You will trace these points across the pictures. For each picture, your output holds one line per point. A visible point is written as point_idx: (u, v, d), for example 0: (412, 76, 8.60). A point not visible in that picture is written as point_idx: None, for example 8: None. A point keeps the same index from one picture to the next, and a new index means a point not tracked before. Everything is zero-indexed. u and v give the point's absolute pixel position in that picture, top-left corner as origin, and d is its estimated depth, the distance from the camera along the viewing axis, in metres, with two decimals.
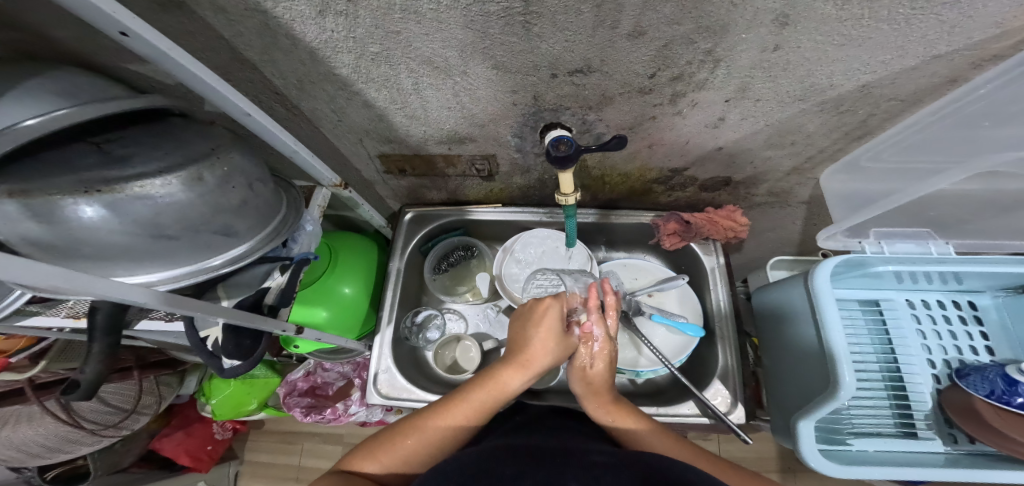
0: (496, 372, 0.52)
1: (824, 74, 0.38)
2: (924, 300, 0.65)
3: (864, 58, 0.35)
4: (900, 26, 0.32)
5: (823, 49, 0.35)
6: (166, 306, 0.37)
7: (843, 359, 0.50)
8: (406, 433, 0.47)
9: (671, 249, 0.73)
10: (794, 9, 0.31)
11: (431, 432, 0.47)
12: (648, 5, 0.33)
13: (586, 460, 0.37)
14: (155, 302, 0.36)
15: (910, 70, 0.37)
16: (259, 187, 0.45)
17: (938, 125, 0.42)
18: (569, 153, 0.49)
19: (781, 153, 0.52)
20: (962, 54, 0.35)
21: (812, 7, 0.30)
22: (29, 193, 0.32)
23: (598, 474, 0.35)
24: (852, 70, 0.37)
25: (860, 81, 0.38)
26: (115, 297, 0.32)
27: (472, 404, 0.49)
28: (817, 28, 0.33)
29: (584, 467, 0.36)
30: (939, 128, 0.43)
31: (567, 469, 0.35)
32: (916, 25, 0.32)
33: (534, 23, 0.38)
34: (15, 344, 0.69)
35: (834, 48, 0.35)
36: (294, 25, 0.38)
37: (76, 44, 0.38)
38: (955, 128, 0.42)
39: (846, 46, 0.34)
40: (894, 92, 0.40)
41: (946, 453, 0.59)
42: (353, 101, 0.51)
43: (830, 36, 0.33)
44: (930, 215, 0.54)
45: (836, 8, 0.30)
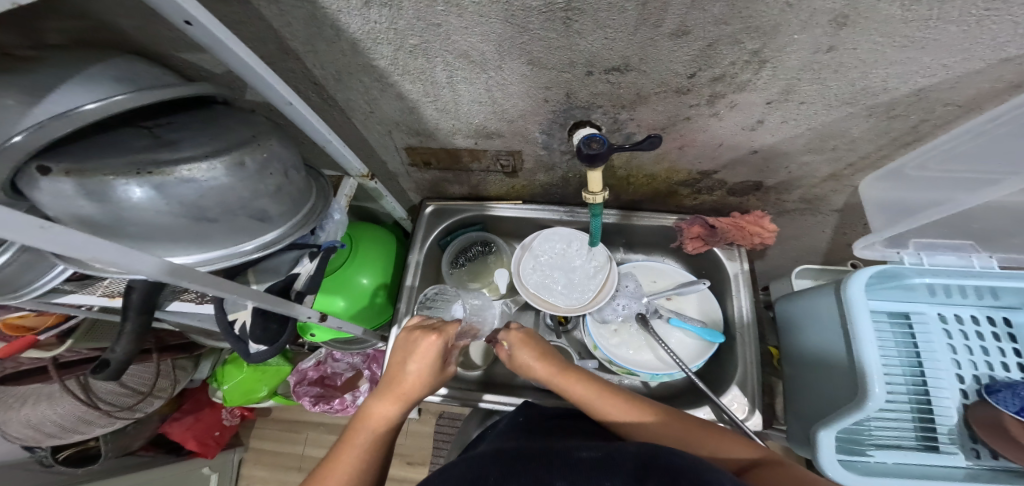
0: (367, 406, 0.52)
1: (880, 77, 0.37)
2: (956, 314, 0.64)
3: (925, 60, 0.35)
4: (969, 27, 0.31)
5: (882, 50, 0.34)
6: (168, 276, 0.33)
7: (874, 372, 0.49)
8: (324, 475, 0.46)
9: (693, 253, 0.72)
10: (856, 10, 0.30)
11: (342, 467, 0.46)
12: (697, 5, 0.33)
13: None
14: (162, 269, 0.32)
15: (972, 75, 0.36)
16: (294, 174, 0.46)
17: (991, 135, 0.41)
18: (600, 151, 0.48)
19: (820, 158, 0.51)
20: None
21: (876, 7, 0.30)
22: (85, 172, 0.32)
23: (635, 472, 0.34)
24: (910, 72, 0.36)
25: (917, 85, 0.38)
26: (127, 265, 0.29)
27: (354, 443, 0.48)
28: (879, 29, 0.32)
29: None
30: (993, 138, 0.42)
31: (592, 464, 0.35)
32: (987, 26, 0.31)
33: (575, 19, 0.37)
34: (45, 321, 0.69)
35: (894, 50, 0.34)
36: (340, 16, 0.39)
37: (136, 33, 0.39)
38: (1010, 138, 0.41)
39: (906, 48, 0.34)
40: (951, 96, 0.39)
41: (968, 468, 0.59)
42: (387, 93, 0.52)
43: (890, 37, 0.33)
44: (970, 227, 0.53)
45: (903, 8, 0.30)
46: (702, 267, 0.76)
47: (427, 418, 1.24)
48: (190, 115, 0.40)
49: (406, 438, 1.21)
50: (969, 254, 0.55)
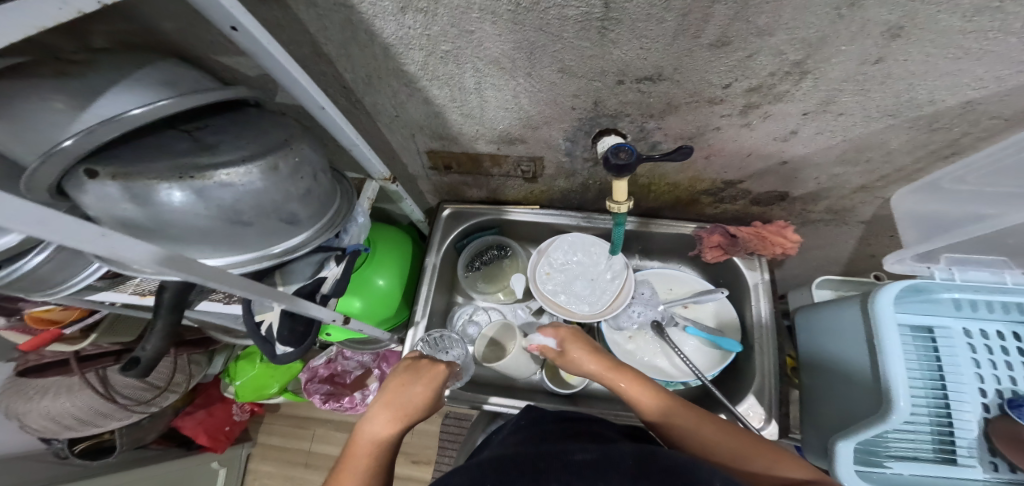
0: (360, 428, 0.52)
1: (926, 89, 0.37)
2: (982, 329, 0.62)
3: (977, 73, 0.34)
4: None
5: (933, 62, 0.34)
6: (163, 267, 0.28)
7: (899, 385, 0.49)
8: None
9: (712, 261, 0.72)
10: (910, 22, 0.30)
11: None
12: (741, 16, 0.33)
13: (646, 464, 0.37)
14: (161, 260, 0.28)
15: (1023, 88, 0.35)
16: (322, 177, 0.46)
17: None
18: (629, 161, 0.48)
19: (852, 170, 0.51)
20: None
21: (932, 19, 0.29)
22: (129, 176, 0.33)
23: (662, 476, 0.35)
24: (958, 85, 0.36)
25: (964, 97, 0.37)
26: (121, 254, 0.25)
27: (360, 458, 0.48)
28: (931, 41, 0.32)
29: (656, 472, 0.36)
30: None
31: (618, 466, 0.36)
32: None
33: (611, 29, 0.37)
34: (71, 314, 0.69)
35: (946, 62, 0.33)
36: (376, 20, 0.39)
37: (178, 37, 0.39)
38: None
39: (960, 59, 0.33)
40: (999, 109, 0.38)
41: (985, 480, 0.59)
42: (415, 97, 0.52)
43: (942, 49, 0.32)
44: (1003, 243, 0.52)
45: (962, 19, 0.29)
46: (720, 275, 0.76)
47: (435, 418, 1.24)
48: (227, 118, 0.40)
49: (414, 437, 1.22)
50: (1001, 270, 0.54)
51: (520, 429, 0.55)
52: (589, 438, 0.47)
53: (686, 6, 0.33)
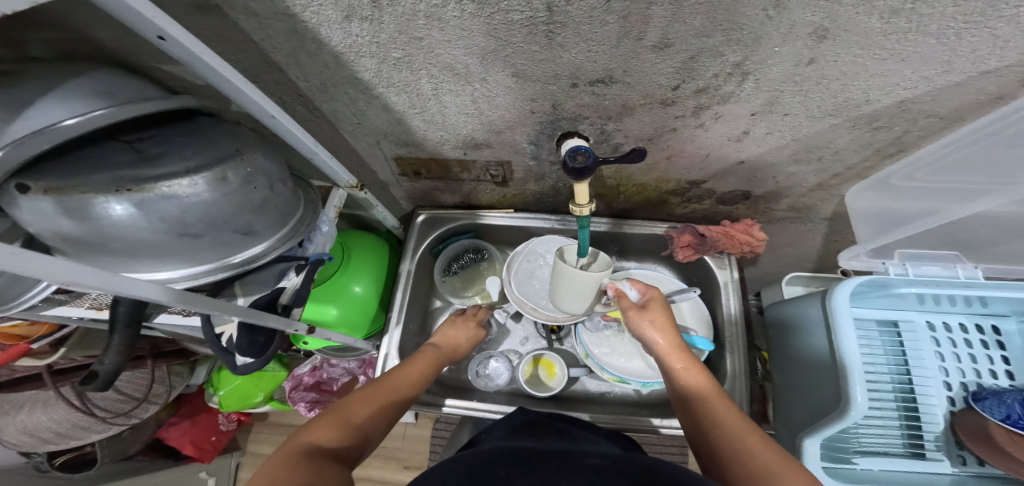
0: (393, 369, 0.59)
1: (860, 89, 0.37)
2: (946, 322, 0.63)
3: (905, 73, 0.34)
4: (947, 40, 0.30)
5: (863, 63, 0.34)
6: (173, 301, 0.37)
7: (859, 382, 0.49)
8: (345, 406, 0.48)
9: (683, 261, 0.72)
10: (834, 23, 0.30)
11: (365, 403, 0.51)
12: (678, 17, 0.33)
13: (604, 465, 0.37)
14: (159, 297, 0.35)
15: (954, 86, 0.35)
16: (280, 187, 0.46)
17: (983, 145, 0.41)
18: (587, 164, 0.48)
19: (806, 169, 0.51)
20: (1011, 71, 0.33)
21: (856, 20, 0.30)
22: (63, 190, 0.32)
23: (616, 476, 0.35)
24: (890, 85, 0.36)
25: (898, 97, 0.37)
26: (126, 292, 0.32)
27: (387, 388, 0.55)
28: (858, 43, 0.32)
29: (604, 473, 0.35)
30: (978, 149, 0.42)
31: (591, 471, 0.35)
32: (966, 39, 0.30)
33: (558, 32, 0.37)
34: (38, 330, 0.69)
35: (874, 62, 0.34)
36: (321, 29, 0.39)
37: (115, 44, 0.39)
38: (995, 148, 0.41)
39: (886, 60, 0.33)
40: (934, 108, 0.38)
41: (954, 475, 0.60)
42: (373, 104, 0.51)
43: (871, 50, 0.32)
44: (957, 238, 0.53)
45: (882, 20, 0.29)
46: (694, 275, 0.76)
47: (425, 422, 1.24)
48: (173, 127, 0.40)
49: (404, 441, 1.21)
50: (954, 265, 0.55)
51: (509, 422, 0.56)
52: (560, 439, 0.47)
53: (625, 9, 0.33)
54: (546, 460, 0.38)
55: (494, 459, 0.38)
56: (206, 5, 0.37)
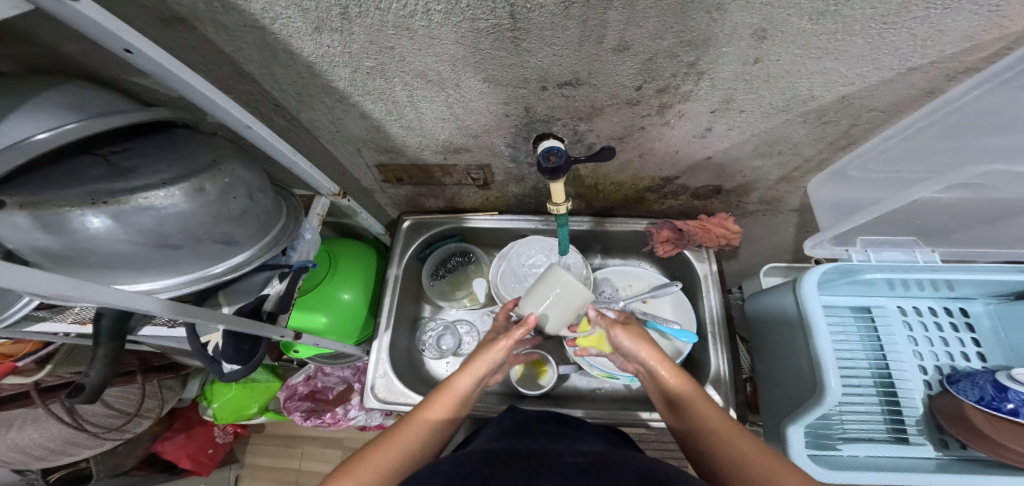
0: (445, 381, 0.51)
1: (805, 86, 0.39)
2: (915, 307, 0.66)
3: (841, 71, 0.36)
4: (873, 40, 0.32)
5: (803, 62, 0.36)
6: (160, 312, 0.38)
7: (830, 367, 0.50)
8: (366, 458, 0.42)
9: (665, 256, 0.73)
10: (771, 24, 0.32)
11: (393, 449, 0.43)
12: (632, 21, 0.35)
13: (574, 460, 0.38)
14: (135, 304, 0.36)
15: (888, 82, 0.37)
16: (260, 196, 0.47)
17: (923, 134, 0.43)
18: (560, 164, 0.50)
19: (769, 162, 0.53)
20: (936, 67, 0.35)
21: (788, 21, 0.31)
22: (38, 204, 0.33)
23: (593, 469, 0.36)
24: (830, 82, 0.38)
25: (840, 93, 0.39)
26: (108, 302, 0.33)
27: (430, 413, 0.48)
28: (795, 43, 0.33)
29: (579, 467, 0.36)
30: (922, 137, 0.43)
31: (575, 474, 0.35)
32: (889, 39, 0.32)
33: (523, 38, 0.39)
34: (23, 348, 0.70)
35: (812, 61, 0.35)
36: (292, 41, 0.40)
37: (85, 56, 0.41)
38: (938, 137, 0.43)
39: (822, 59, 0.35)
40: (874, 103, 0.40)
41: (938, 459, 0.60)
42: (351, 112, 0.53)
43: (807, 49, 0.34)
44: (916, 223, 0.55)
45: (811, 22, 0.31)
46: (675, 269, 0.77)
47: None
48: (147, 139, 0.41)
49: None
50: (913, 250, 0.57)
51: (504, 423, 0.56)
52: (543, 437, 0.48)
53: (582, 14, 0.35)
54: (531, 460, 0.38)
55: (478, 458, 0.39)
56: (173, 17, 0.38)
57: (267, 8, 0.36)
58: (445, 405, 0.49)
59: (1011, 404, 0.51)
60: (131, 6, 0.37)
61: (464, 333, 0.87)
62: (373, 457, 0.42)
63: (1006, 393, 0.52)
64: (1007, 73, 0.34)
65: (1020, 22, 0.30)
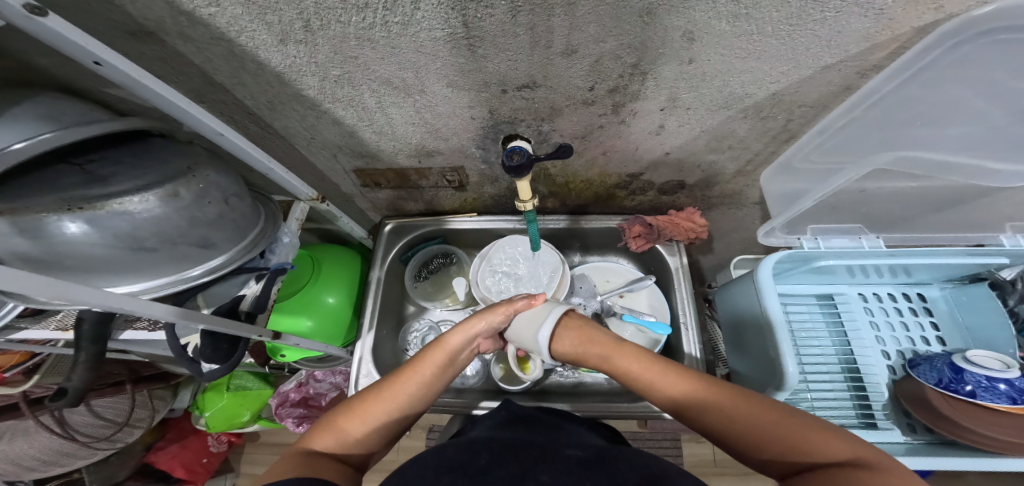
0: (440, 340, 0.52)
1: (738, 84, 0.42)
2: (876, 293, 0.68)
3: (766, 69, 0.39)
4: (785, 41, 0.35)
5: (731, 62, 0.38)
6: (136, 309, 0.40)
7: (787, 351, 0.52)
8: (344, 420, 0.45)
9: (639, 251, 0.76)
10: (696, 27, 0.35)
11: (373, 411, 0.46)
12: (575, 26, 0.37)
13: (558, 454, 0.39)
14: (106, 302, 0.36)
15: (809, 79, 0.40)
16: (235, 201, 0.49)
17: (852, 128, 0.45)
18: (522, 162, 0.52)
19: (723, 157, 0.55)
20: (848, 65, 0.38)
21: (710, 24, 0.34)
22: (16, 211, 0.35)
23: (564, 465, 0.37)
24: (759, 80, 0.41)
25: (769, 90, 0.42)
26: (79, 299, 0.34)
27: (423, 371, 0.49)
28: (720, 43, 0.36)
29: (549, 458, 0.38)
30: (850, 131, 0.46)
31: (537, 463, 0.37)
32: (799, 40, 0.35)
33: (478, 45, 0.40)
34: (8, 360, 0.73)
35: (739, 60, 0.38)
36: (259, 52, 0.42)
37: (60, 69, 0.44)
38: (865, 129, 0.45)
39: (748, 59, 0.38)
40: (802, 99, 0.43)
41: (907, 443, 0.60)
42: (323, 119, 0.55)
43: (731, 50, 0.37)
44: (863, 211, 0.57)
45: (729, 24, 0.34)
46: (650, 264, 0.79)
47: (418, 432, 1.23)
48: (123, 148, 0.43)
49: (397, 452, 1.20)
50: (859, 236, 0.60)
51: (485, 418, 0.56)
52: (514, 427, 0.49)
53: (529, 21, 0.37)
54: (500, 451, 0.40)
55: (452, 448, 0.40)
56: (142, 32, 0.41)
57: (233, 22, 0.38)
58: (438, 364, 0.50)
59: (968, 385, 0.52)
60: (102, 22, 0.40)
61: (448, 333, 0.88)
62: (348, 422, 0.45)
63: (962, 375, 0.52)
64: (920, 64, 0.36)
65: (909, 24, 0.33)
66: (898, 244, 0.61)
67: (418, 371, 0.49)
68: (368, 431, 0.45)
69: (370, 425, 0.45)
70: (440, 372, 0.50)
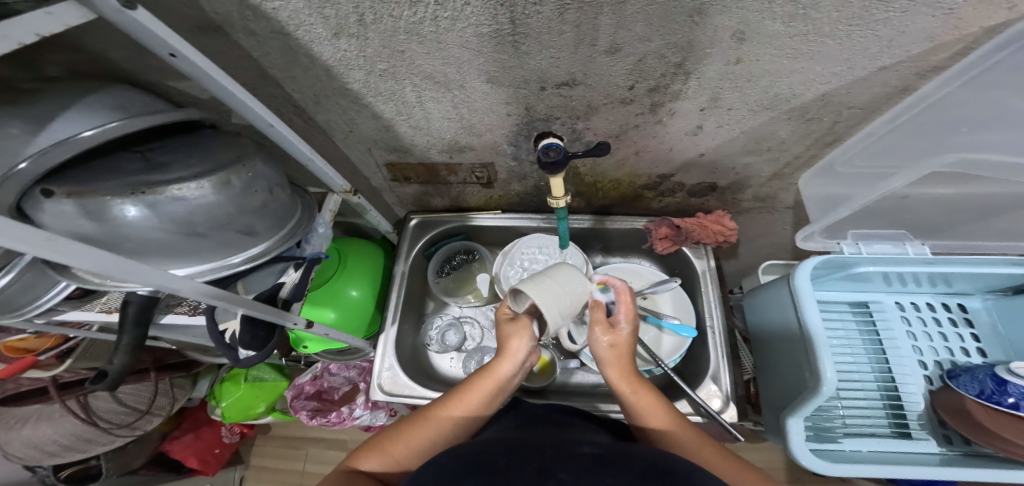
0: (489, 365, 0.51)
1: (786, 85, 0.42)
2: (914, 302, 0.67)
3: (817, 70, 0.39)
4: (842, 41, 0.35)
5: (781, 62, 0.39)
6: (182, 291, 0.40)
7: (825, 357, 0.51)
8: (387, 444, 0.47)
9: (663, 253, 0.75)
10: (748, 27, 0.35)
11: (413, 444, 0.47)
12: (622, 25, 0.37)
13: (587, 450, 0.39)
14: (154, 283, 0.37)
15: (861, 81, 0.40)
16: (278, 191, 0.50)
17: (904, 128, 0.44)
18: (558, 159, 0.53)
19: (760, 159, 0.55)
20: (905, 66, 0.38)
21: (763, 24, 0.35)
22: (83, 194, 0.37)
23: (598, 465, 0.36)
24: (809, 81, 0.41)
25: (818, 91, 0.42)
26: (132, 277, 0.35)
27: (476, 393, 0.49)
28: (770, 43, 0.37)
29: (583, 459, 0.37)
30: (900, 134, 0.45)
31: (573, 462, 0.36)
32: (856, 40, 0.35)
33: (522, 42, 0.41)
34: (44, 343, 0.75)
35: (789, 61, 0.38)
36: (313, 46, 0.43)
37: (125, 62, 0.46)
38: (914, 134, 0.45)
39: (798, 59, 0.38)
40: (852, 100, 0.43)
41: (941, 454, 0.58)
42: (363, 113, 0.56)
43: (784, 50, 0.37)
44: (904, 217, 0.57)
45: (784, 24, 0.34)
46: (675, 266, 0.79)
47: None
48: (179, 139, 0.44)
49: None
50: (903, 243, 0.60)
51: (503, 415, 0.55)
52: (540, 428, 0.49)
53: (576, 19, 0.37)
54: (529, 448, 0.39)
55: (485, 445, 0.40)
56: (210, 26, 0.42)
57: (293, 16, 0.39)
58: (486, 393, 0.50)
59: (1012, 398, 0.50)
60: (173, 16, 0.42)
61: (468, 328, 0.89)
62: (393, 445, 0.47)
63: (1005, 387, 0.51)
64: (981, 66, 0.36)
65: (976, 24, 0.33)
66: (945, 251, 0.61)
67: (467, 397, 0.49)
68: (406, 462, 0.47)
69: (410, 452, 0.47)
70: (486, 402, 0.50)
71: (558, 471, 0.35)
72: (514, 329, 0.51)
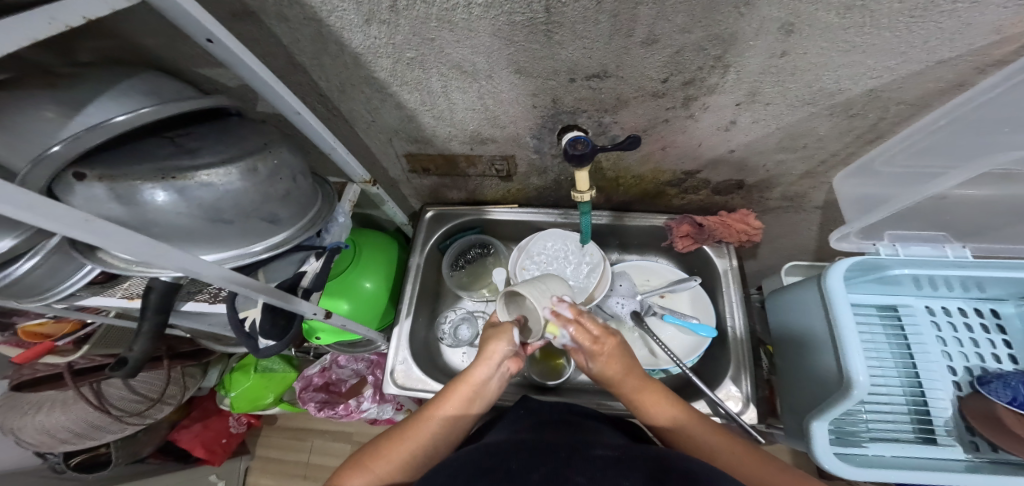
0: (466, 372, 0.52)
1: (833, 79, 0.40)
2: (943, 307, 0.66)
3: (869, 63, 0.38)
4: (901, 33, 0.34)
5: (830, 55, 0.37)
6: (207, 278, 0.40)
7: (856, 360, 0.50)
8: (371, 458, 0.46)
9: (684, 251, 0.74)
10: (798, 18, 0.34)
11: (397, 455, 0.46)
12: (662, 15, 0.36)
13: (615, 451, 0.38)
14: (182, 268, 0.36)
15: (916, 75, 0.39)
16: (302, 180, 0.49)
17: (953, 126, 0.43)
18: (585, 151, 0.52)
19: (793, 156, 0.54)
20: (964, 59, 0.37)
21: (815, 15, 0.33)
22: (115, 178, 0.36)
23: (630, 468, 0.36)
24: (858, 75, 0.40)
25: (866, 86, 0.41)
26: (162, 260, 0.34)
27: (455, 399, 0.50)
28: (821, 35, 0.35)
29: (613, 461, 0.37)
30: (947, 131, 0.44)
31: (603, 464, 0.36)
32: (916, 32, 0.34)
33: (556, 31, 0.40)
34: (62, 328, 0.76)
35: (839, 54, 0.37)
36: (344, 32, 0.43)
37: (154, 45, 0.45)
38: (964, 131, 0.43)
39: (849, 52, 0.37)
40: (901, 96, 0.42)
41: (968, 461, 0.57)
42: (387, 102, 0.55)
43: (836, 42, 0.36)
44: (942, 218, 0.55)
45: (839, 15, 0.33)
46: (694, 265, 0.78)
47: None
48: (207, 125, 0.44)
49: None
50: (942, 245, 0.57)
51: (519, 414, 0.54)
52: (562, 429, 0.48)
53: (614, 8, 0.36)
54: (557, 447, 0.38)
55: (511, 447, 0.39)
56: (244, 11, 0.42)
57: (327, 1, 0.38)
58: (463, 399, 0.50)
59: None
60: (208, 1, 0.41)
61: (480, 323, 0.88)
62: (376, 461, 0.45)
63: None
64: None
65: None
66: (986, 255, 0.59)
67: (448, 402, 0.50)
68: (393, 476, 0.45)
69: (395, 465, 0.45)
70: (466, 408, 0.50)
71: (589, 473, 0.35)
72: (487, 336, 0.53)
